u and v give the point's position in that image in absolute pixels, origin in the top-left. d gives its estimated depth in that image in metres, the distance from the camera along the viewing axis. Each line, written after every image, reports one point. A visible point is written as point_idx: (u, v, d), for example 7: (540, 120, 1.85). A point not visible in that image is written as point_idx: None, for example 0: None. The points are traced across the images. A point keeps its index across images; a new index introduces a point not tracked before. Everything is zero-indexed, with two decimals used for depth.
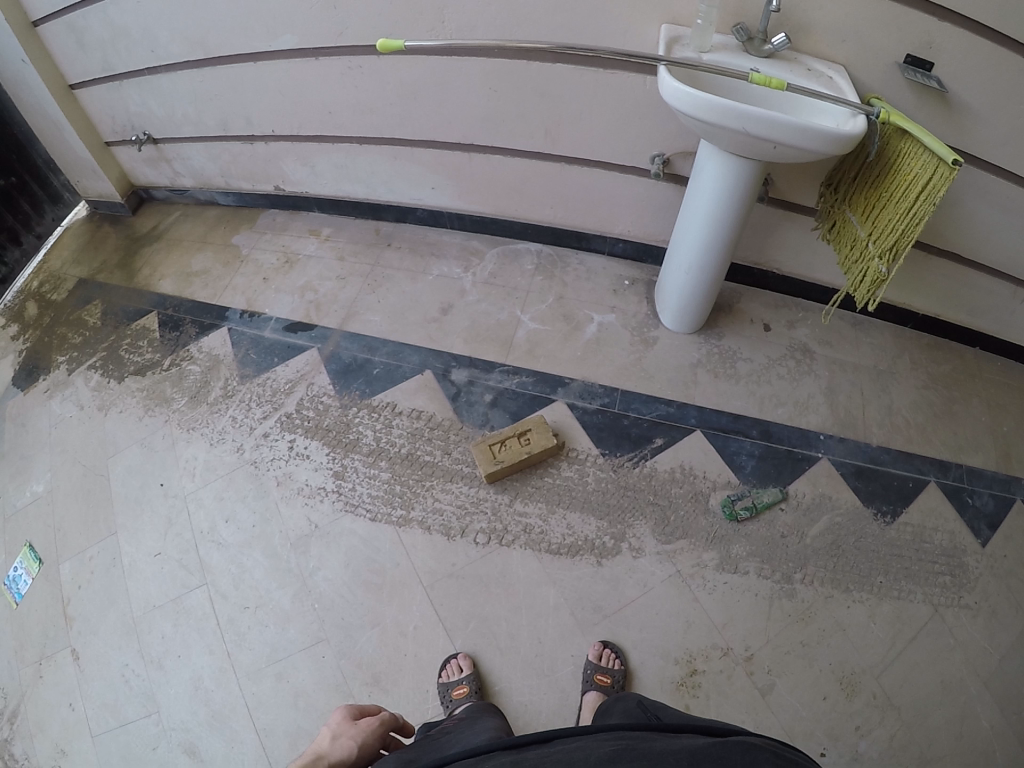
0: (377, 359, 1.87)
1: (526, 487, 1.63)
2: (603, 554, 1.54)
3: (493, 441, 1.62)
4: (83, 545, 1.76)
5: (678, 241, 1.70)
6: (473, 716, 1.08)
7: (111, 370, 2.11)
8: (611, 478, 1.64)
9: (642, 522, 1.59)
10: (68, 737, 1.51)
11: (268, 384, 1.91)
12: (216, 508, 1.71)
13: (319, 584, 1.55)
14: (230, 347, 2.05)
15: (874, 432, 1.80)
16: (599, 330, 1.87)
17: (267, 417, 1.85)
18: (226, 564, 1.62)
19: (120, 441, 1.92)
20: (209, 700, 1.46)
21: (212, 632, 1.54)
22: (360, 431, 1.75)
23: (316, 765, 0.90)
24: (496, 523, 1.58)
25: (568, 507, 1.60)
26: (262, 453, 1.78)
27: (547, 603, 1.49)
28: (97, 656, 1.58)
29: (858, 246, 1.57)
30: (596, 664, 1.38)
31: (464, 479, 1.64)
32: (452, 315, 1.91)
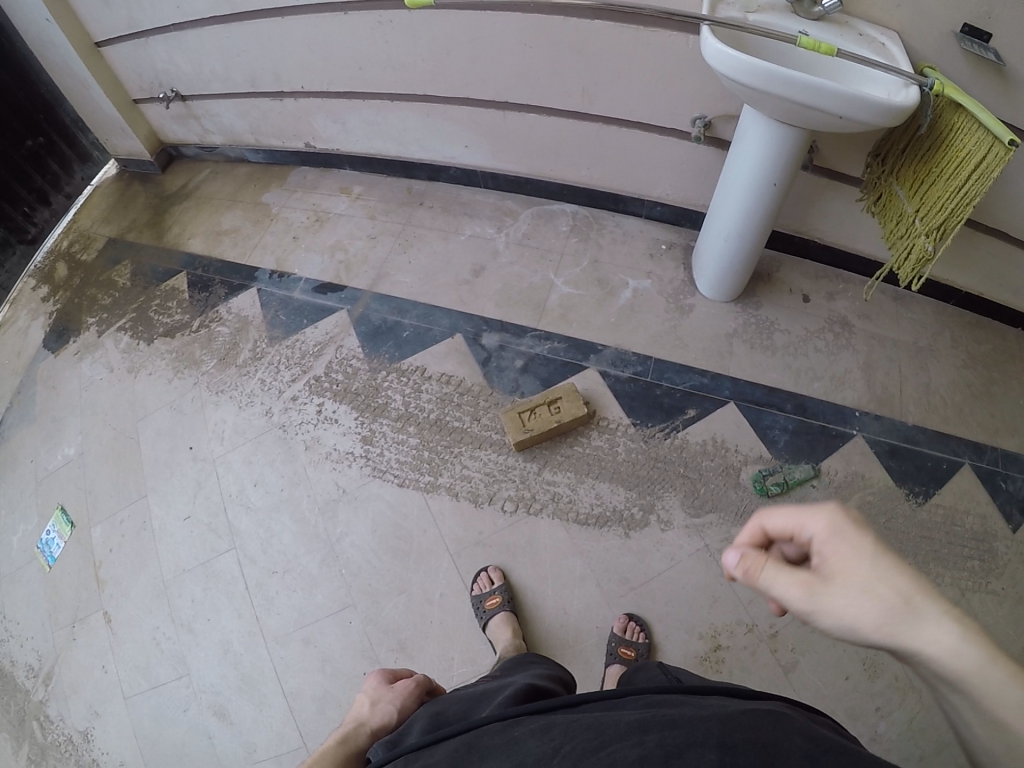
0: (407, 323, 1.83)
1: (557, 456, 1.59)
2: (632, 525, 1.52)
3: (523, 409, 1.59)
4: (114, 508, 1.77)
5: (717, 208, 1.63)
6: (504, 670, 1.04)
7: (141, 331, 2.11)
8: (642, 449, 1.60)
9: (671, 493, 1.55)
10: (102, 699, 1.54)
11: (297, 346, 1.90)
12: (244, 472, 1.71)
13: (345, 550, 1.55)
14: (258, 308, 2.04)
15: (909, 412, 1.74)
16: (634, 296, 1.80)
17: (296, 381, 1.84)
18: (255, 529, 1.62)
19: (149, 403, 1.93)
20: (239, 662, 1.47)
21: (240, 597, 1.54)
22: (389, 396, 1.73)
23: (355, 731, 0.89)
24: (523, 491, 1.56)
25: (598, 477, 1.57)
26: (291, 416, 1.77)
27: (574, 572, 1.47)
28: (129, 620, 1.60)
29: (902, 223, 1.49)
30: (620, 636, 1.37)
31: (492, 447, 1.61)
32: (484, 277, 1.86)
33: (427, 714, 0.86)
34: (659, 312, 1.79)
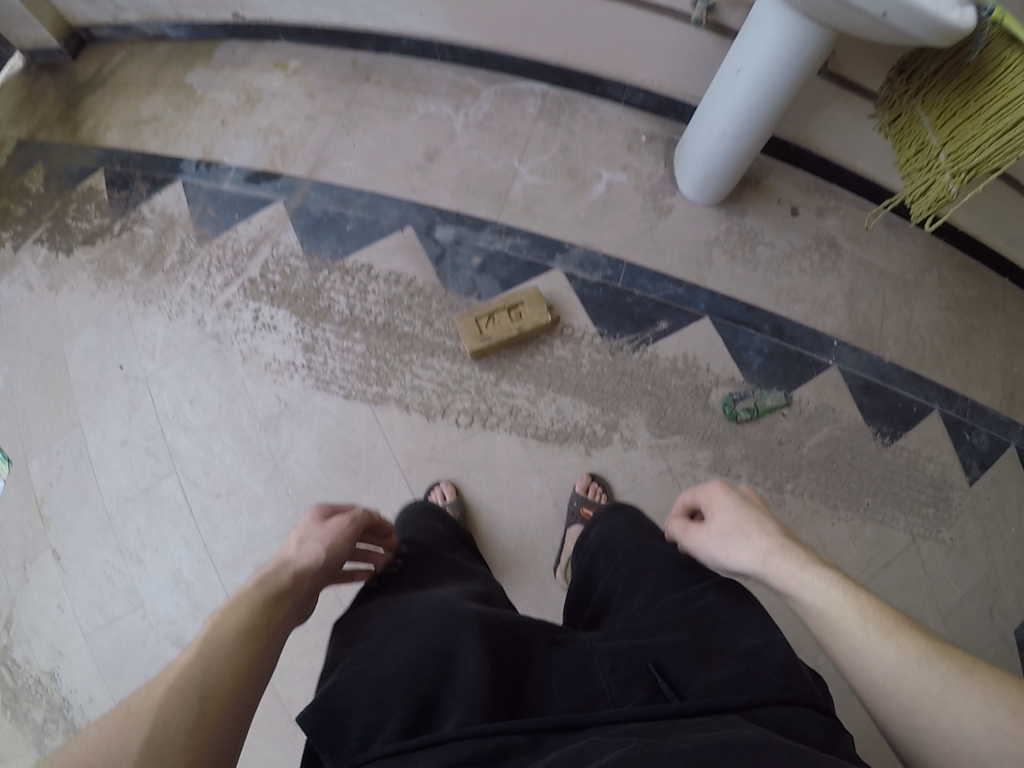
0: (351, 214, 1.60)
1: (516, 368, 1.41)
2: (594, 442, 1.37)
3: (479, 315, 1.40)
4: (48, 438, 1.61)
5: (711, 102, 1.43)
6: (432, 571, 0.88)
7: (58, 240, 1.84)
8: (607, 363, 1.43)
9: (636, 412, 1.41)
10: (62, 638, 1.46)
11: (228, 244, 1.69)
12: (180, 389, 1.56)
13: (291, 468, 1.43)
14: (185, 204, 1.80)
15: (888, 346, 1.64)
16: (608, 190, 1.60)
17: (229, 285, 1.64)
18: (196, 450, 1.50)
19: (72, 319, 1.71)
20: (191, 591, 1.42)
21: (187, 522, 1.46)
22: (332, 298, 1.52)
23: (276, 576, 0.68)
24: (478, 404, 1.39)
25: (559, 390, 1.40)
26: (226, 326, 1.60)
27: (528, 496, 1.33)
28: (78, 556, 1.50)
29: (923, 153, 1.34)
30: (582, 496, 1.31)
31: (444, 354, 1.43)
32: (438, 162, 1.64)
33: (363, 624, 0.70)
34: (637, 207, 1.60)
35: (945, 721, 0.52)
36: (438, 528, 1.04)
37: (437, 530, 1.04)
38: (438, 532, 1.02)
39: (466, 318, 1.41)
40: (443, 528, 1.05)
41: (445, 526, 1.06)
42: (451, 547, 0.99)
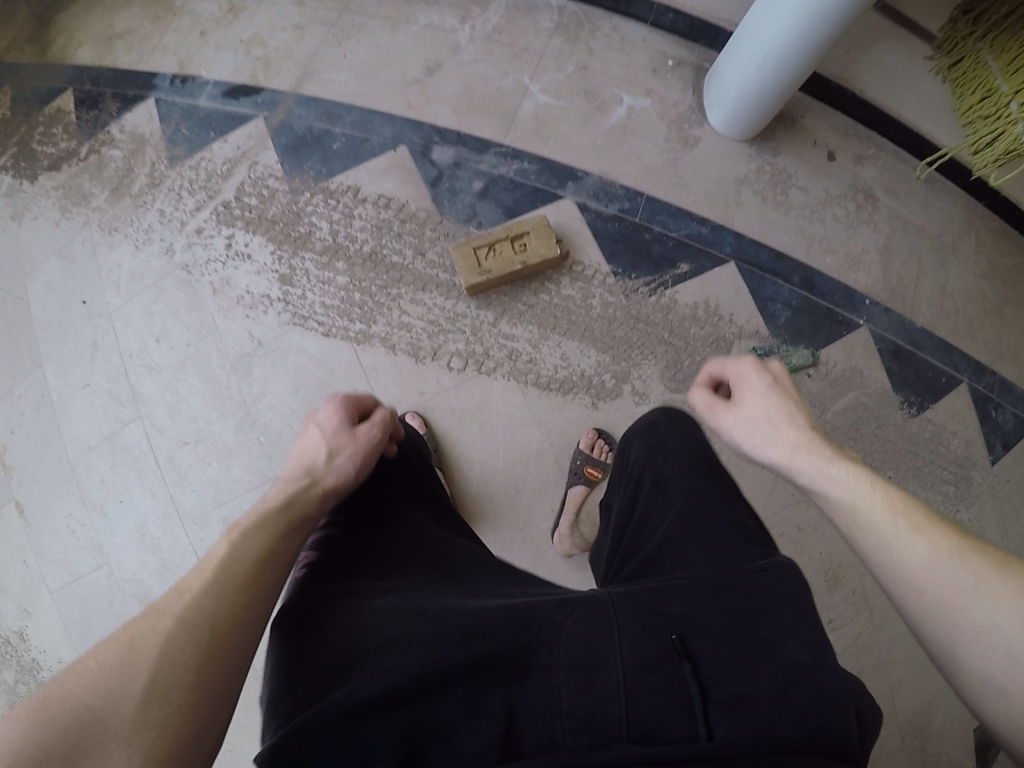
0: (339, 131, 1.42)
1: (516, 312, 1.22)
2: (600, 395, 1.21)
3: (479, 244, 1.17)
4: (8, 383, 1.41)
5: (760, 16, 1.20)
6: (398, 522, 0.79)
7: (23, 168, 1.52)
8: (621, 307, 1.23)
9: (650, 363, 1.24)
10: (29, 597, 1.33)
11: (201, 166, 1.48)
12: (144, 325, 1.39)
13: (264, 415, 1.30)
14: (159, 124, 1.52)
15: (921, 312, 1.49)
16: (629, 115, 1.43)
17: (201, 208, 1.44)
18: (161, 393, 1.35)
19: (29, 250, 1.47)
20: (158, 548, 1.29)
21: (152, 473, 1.32)
22: (314, 222, 1.36)
23: (305, 494, 0.68)
24: (473, 347, 1.23)
25: (566, 334, 1.22)
26: (196, 255, 1.41)
27: (524, 454, 1.19)
28: (42, 508, 1.35)
29: (990, 101, 1.35)
30: (586, 455, 1.15)
31: (437, 289, 1.26)
32: (439, 76, 1.45)
33: (321, 624, 0.63)
34: (658, 141, 1.42)
35: (976, 619, 0.50)
36: (409, 455, 0.93)
37: (410, 450, 0.94)
38: (408, 461, 0.92)
39: (462, 247, 1.19)
40: (410, 452, 0.94)
41: (411, 450, 0.95)
42: (418, 482, 0.90)
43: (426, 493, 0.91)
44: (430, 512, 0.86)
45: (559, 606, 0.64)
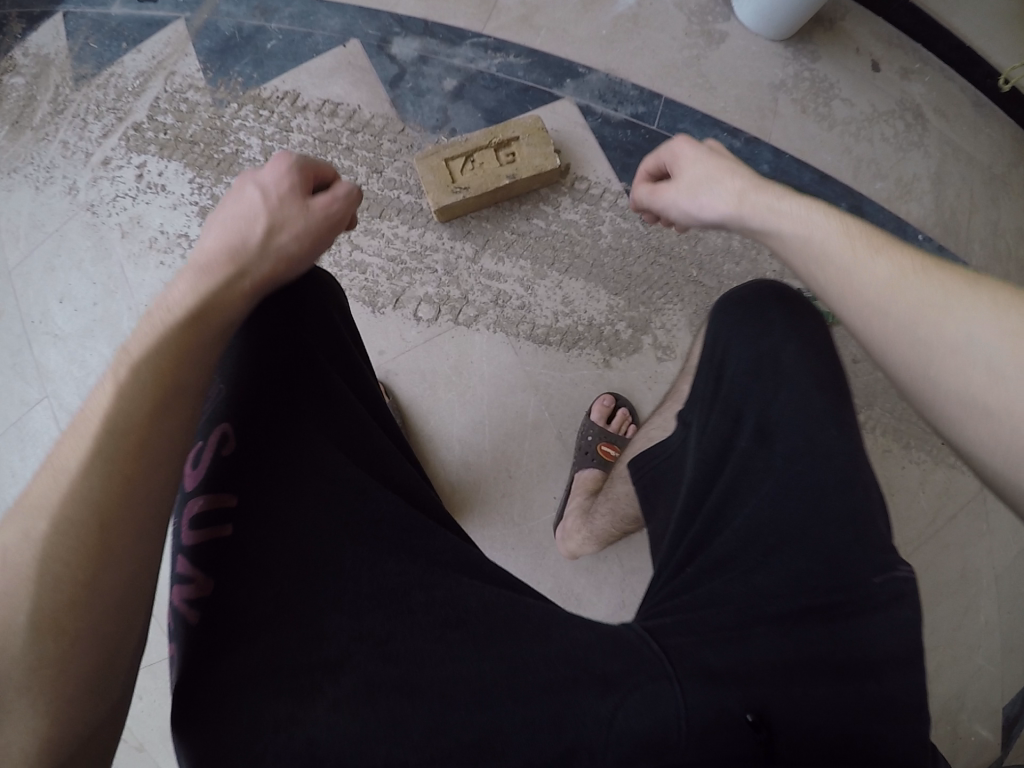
0: (275, 27, 1.13)
1: (500, 243, 0.90)
2: (614, 351, 0.90)
3: (453, 153, 0.87)
4: None
5: None
6: (330, 496, 0.49)
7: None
8: (638, 235, 0.94)
9: (677, 307, 0.93)
10: None
11: (109, 83, 1.14)
12: (45, 282, 1.10)
13: None
14: (67, 40, 1.17)
15: (974, 252, 1.17)
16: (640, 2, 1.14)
17: (109, 134, 1.13)
18: (69, 366, 1.07)
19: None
20: None
21: None
22: (244, 139, 1.09)
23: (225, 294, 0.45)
24: (446, 290, 0.90)
25: (568, 270, 0.90)
26: (102, 191, 1.11)
27: (516, 433, 0.88)
28: None
29: None
30: (601, 428, 0.86)
31: (399, 215, 0.90)
32: None
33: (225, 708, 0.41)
34: (675, 38, 1.14)
35: (948, 334, 0.43)
36: (345, 341, 0.58)
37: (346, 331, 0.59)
38: (337, 352, 0.57)
39: (430, 159, 0.87)
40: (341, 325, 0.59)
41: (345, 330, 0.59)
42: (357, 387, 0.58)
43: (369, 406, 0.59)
44: (379, 451, 0.55)
45: (601, 690, 0.43)
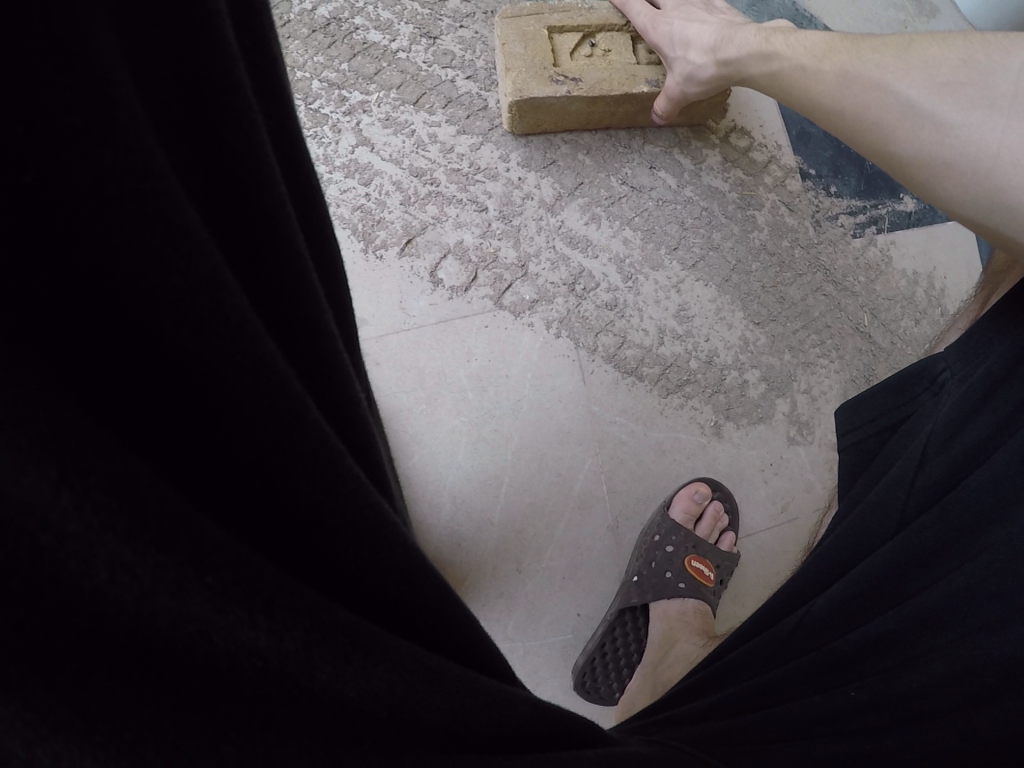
0: None
1: (600, 194, 0.57)
2: (731, 412, 0.55)
3: (567, 27, 0.53)
4: None
5: None
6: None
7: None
8: (805, 238, 0.60)
9: (837, 367, 0.57)
10: None
11: None
12: None
13: None
14: None
15: None
16: None
17: None
18: None
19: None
20: None
21: None
22: None
23: None
24: (492, 245, 0.55)
25: (693, 262, 0.57)
26: None
27: (544, 509, 0.52)
28: None
29: None
30: (690, 534, 0.51)
31: (446, 109, 0.57)
32: None
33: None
34: None
35: (887, 101, 0.34)
36: (74, 116, 0.09)
37: (95, 47, 0.10)
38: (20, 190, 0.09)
39: (523, 22, 0.53)
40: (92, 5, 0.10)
41: (81, 41, 0.09)
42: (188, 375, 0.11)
43: (270, 427, 0.12)
44: (293, 655, 0.11)
45: None
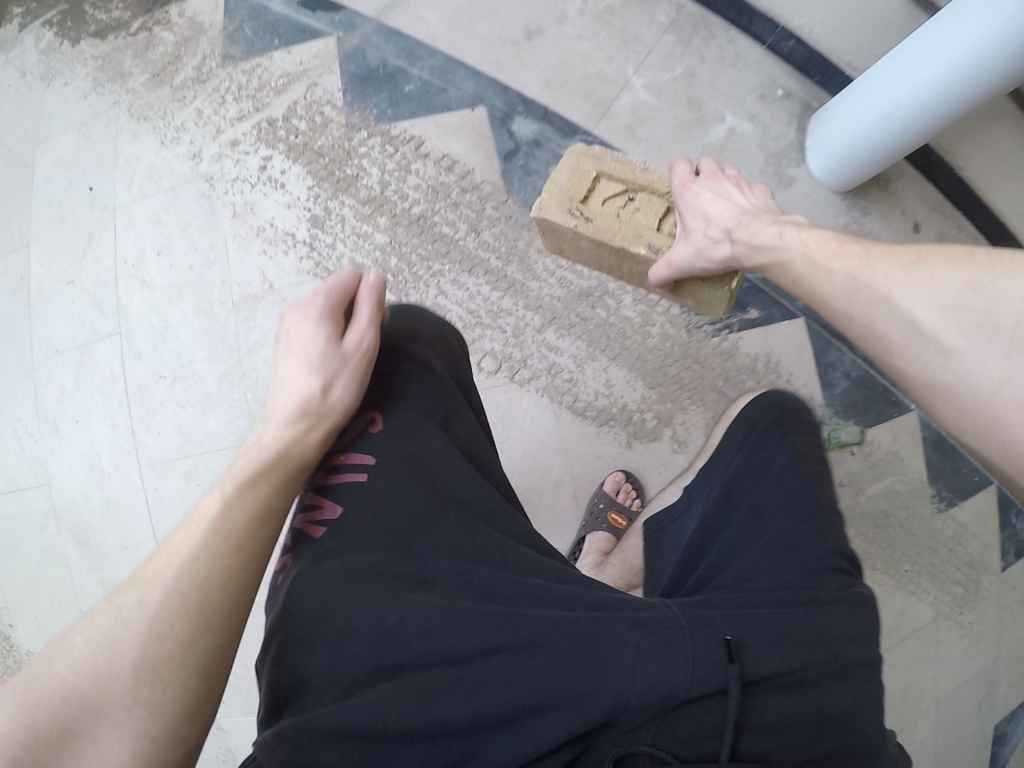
0: (415, 74, 1.29)
1: (567, 320, 1.10)
2: (637, 436, 1.09)
3: (609, 177, 0.90)
4: (74, 278, 1.41)
5: (901, 62, 1.09)
6: (447, 482, 0.66)
7: (68, 27, 1.51)
8: (679, 340, 1.10)
9: (700, 410, 1.09)
10: (77, 515, 1.34)
11: (255, 74, 1.38)
12: (150, 233, 1.37)
13: (257, 367, 1.26)
14: (239, 39, 1.42)
15: None
16: (727, 139, 1.28)
17: (245, 120, 1.34)
18: (149, 315, 1.34)
19: (52, 120, 1.48)
20: (157, 492, 1.30)
21: (126, 400, 1.33)
22: (362, 167, 1.24)
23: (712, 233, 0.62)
24: (510, 350, 1.10)
25: (616, 357, 1.09)
26: (223, 168, 1.34)
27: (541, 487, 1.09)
28: (79, 425, 1.35)
29: None
30: (610, 498, 1.05)
31: (484, 274, 1.14)
32: (538, 43, 1.29)
33: (347, 602, 0.57)
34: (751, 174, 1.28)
35: (893, 317, 0.57)
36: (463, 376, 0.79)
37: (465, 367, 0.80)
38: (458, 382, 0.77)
39: (585, 166, 0.90)
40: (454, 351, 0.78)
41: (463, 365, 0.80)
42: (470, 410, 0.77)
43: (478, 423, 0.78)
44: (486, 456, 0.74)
45: (630, 625, 0.56)
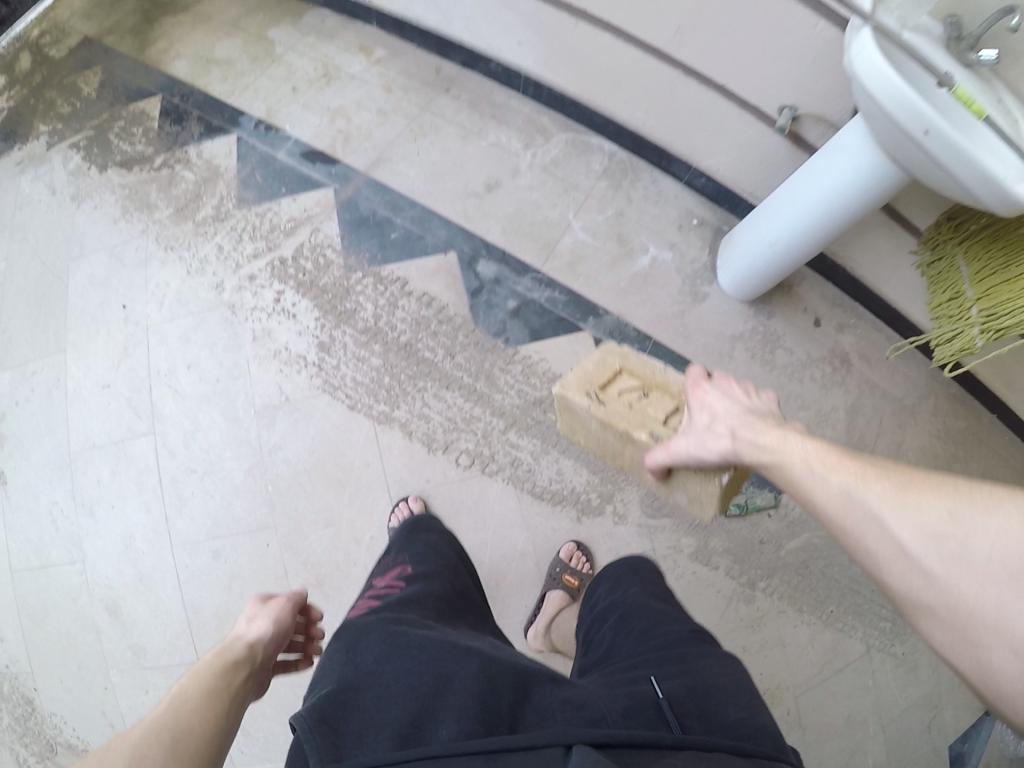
0: (399, 222, 1.63)
1: (528, 419, 1.45)
2: (585, 512, 1.41)
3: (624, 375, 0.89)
4: (107, 381, 1.64)
5: (777, 202, 1.38)
6: (448, 597, 0.97)
7: (95, 155, 1.84)
8: None
9: (634, 488, 1.43)
10: (108, 594, 1.54)
11: (267, 216, 1.68)
12: (178, 351, 1.63)
13: (276, 463, 1.52)
14: (251, 183, 1.73)
15: None
16: (652, 266, 1.59)
17: (259, 256, 1.65)
18: (181, 416, 1.59)
19: (85, 241, 1.76)
20: (185, 565, 1.52)
21: (154, 491, 1.56)
22: (359, 303, 1.57)
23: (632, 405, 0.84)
24: (480, 447, 1.44)
25: (563, 450, 1.43)
26: (243, 298, 1.63)
27: (512, 556, 1.39)
28: (111, 512, 1.57)
29: (956, 302, 1.34)
30: (565, 563, 1.35)
31: (458, 389, 1.48)
32: (497, 194, 1.64)
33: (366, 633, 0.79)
34: (673, 290, 1.59)
35: (884, 536, 0.58)
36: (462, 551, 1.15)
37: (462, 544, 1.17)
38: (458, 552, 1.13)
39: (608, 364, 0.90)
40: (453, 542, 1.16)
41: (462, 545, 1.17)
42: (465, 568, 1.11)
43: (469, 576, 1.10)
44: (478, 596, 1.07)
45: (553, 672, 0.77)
